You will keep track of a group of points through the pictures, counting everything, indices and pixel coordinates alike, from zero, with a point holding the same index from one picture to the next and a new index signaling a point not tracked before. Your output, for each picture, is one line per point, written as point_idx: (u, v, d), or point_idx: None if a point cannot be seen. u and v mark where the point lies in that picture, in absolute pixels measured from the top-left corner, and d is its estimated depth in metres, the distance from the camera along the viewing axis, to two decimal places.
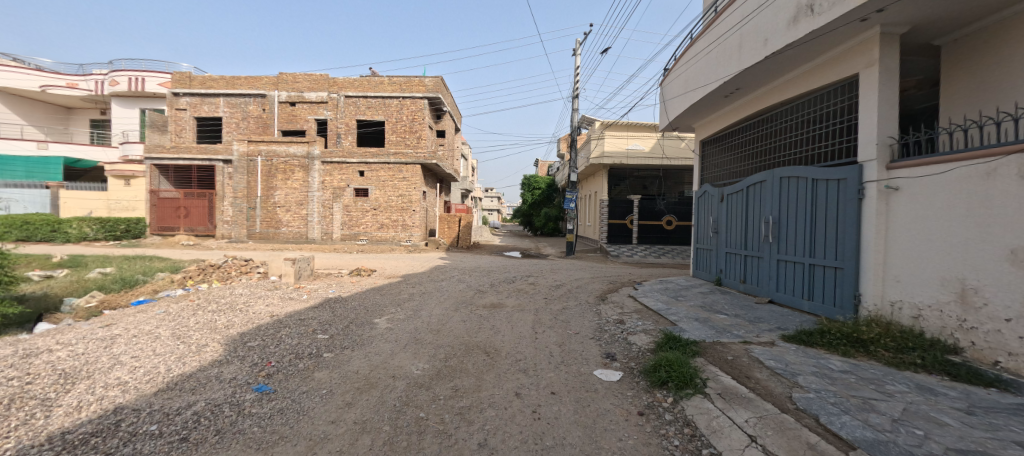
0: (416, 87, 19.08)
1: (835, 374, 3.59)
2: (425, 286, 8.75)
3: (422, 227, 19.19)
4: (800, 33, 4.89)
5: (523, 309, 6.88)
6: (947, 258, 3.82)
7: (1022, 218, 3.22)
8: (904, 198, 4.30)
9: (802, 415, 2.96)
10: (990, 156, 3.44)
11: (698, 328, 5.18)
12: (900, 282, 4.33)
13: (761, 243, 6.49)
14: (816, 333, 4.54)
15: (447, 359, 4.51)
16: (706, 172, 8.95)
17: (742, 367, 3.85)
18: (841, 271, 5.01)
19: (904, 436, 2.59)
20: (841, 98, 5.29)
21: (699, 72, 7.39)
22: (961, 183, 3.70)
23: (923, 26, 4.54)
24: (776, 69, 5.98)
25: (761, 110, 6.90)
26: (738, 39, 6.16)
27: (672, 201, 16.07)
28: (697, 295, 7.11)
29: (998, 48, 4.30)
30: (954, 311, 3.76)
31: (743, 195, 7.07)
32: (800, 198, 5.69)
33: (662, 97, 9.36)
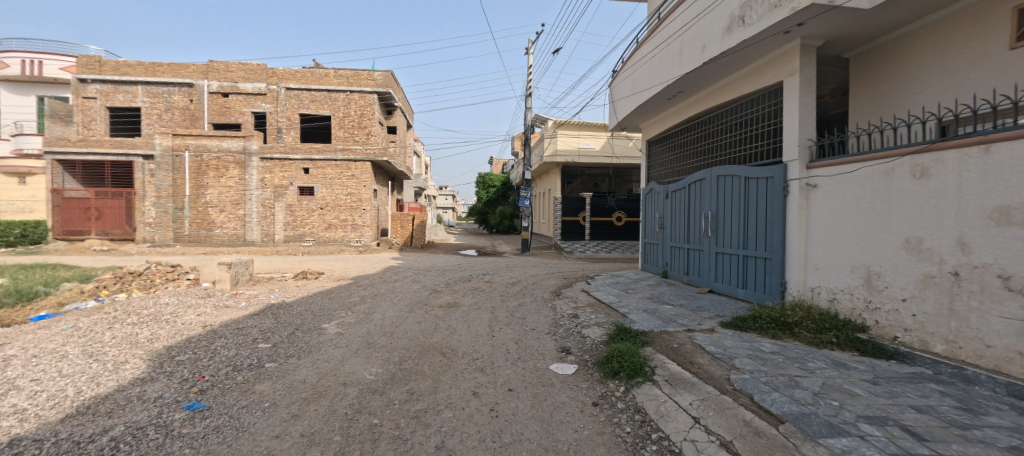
0: (364, 81, 18.35)
1: (766, 356, 3.93)
2: (378, 288, 8.42)
3: (374, 226, 18.48)
4: (733, 42, 5.26)
5: (480, 307, 6.85)
6: (857, 247, 4.31)
7: (915, 210, 3.70)
8: (821, 194, 4.78)
9: (739, 395, 3.21)
10: (889, 158, 3.94)
11: (646, 319, 5.45)
12: (818, 269, 4.82)
13: (701, 236, 6.95)
14: (749, 318, 4.93)
15: (402, 361, 4.38)
16: (652, 171, 9.42)
17: (686, 354, 4.11)
18: (769, 261, 5.49)
19: (822, 408, 2.89)
20: (769, 103, 5.77)
21: (645, 75, 7.74)
22: (866, 181, 4.19)
23: (835, 40, 5.08)
24: (713, 74, 6.41)
25: (700, 112, 7.36)
26: (679, 44, 6.52)
27: (621, 199, 16.78)
28: (646, 287, 7.47)
29: (897, 61, 4.91)
30: (861, 293, 4.27)
31: (685, 192, 7.52)
32: (735, 194, 6.15)
33: (611, 97, 9.70)
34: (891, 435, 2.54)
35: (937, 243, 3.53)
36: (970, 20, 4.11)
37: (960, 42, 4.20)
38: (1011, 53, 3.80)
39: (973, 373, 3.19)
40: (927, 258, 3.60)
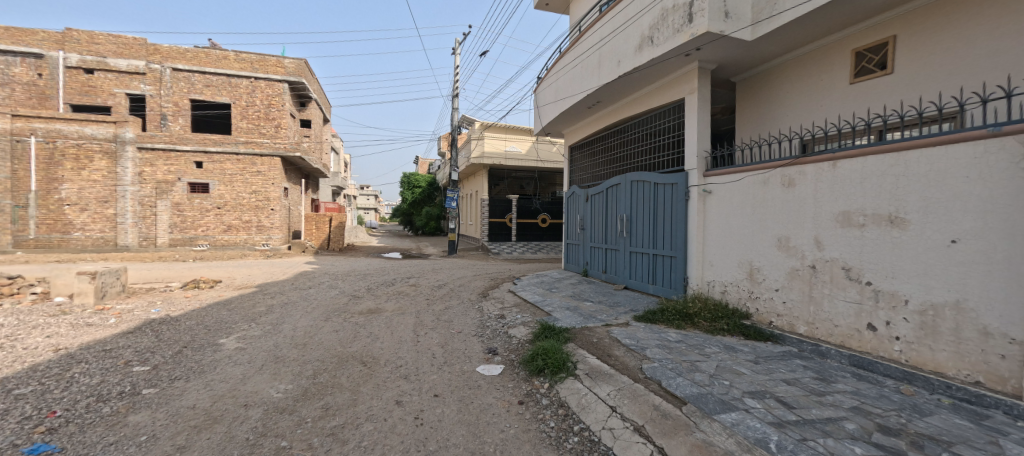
0: (273, 68, 16.63)
1: (672, 344, 4.35)
2: (288, 296, 7.65)
3: (284, 228, 16.80)
4: (644, 59, 5.74)
5: (404, 312, 6.59)
6: (742, 245, 4.98)
7: (785, 214, 4.38)
8: (715, 199, 5.42)
9: (650, 382, 3.49)
10: (766, 169, 4.61)
11: (569, 316, 5.70)
12: (713, 265, 5.47)
13: (617, 237, 7.48)
14: (658, 311, 5.40)
15: (316, 375, 4.02)
16: (574, 175, 9.91)
17: (604, 347, 4.37)
18: (674, 259, 6.08)
19: (716, 387, 3.28)
20: (673, 117, 6.41)
21: (567, 84, 8.12)
22: (749, 188, 4.86)
23: (725, 65, 5.82)
24: (627, 87, 6.93)
25: (616, 122, 7.92)
26: (598, 57, 6.94)
27: (545, 201, 17.45)
28: (568, 286, 7.82)
29: (770, 87, 5.78)
30: (746, 285, 4.93)
31: (603, 196, 8.04)
32: (646, 199, 6.71)
33: (536, 103, 10.00)
34: (768, 406, 2.97)
35: (801, 242, 4.21)
36: (822, 58, 5.01)
37: (816, 76, 5.09)
38: (851, 87, 4.69)
39: (826, 348, 3.88)
40: (794, 254, 4.29)
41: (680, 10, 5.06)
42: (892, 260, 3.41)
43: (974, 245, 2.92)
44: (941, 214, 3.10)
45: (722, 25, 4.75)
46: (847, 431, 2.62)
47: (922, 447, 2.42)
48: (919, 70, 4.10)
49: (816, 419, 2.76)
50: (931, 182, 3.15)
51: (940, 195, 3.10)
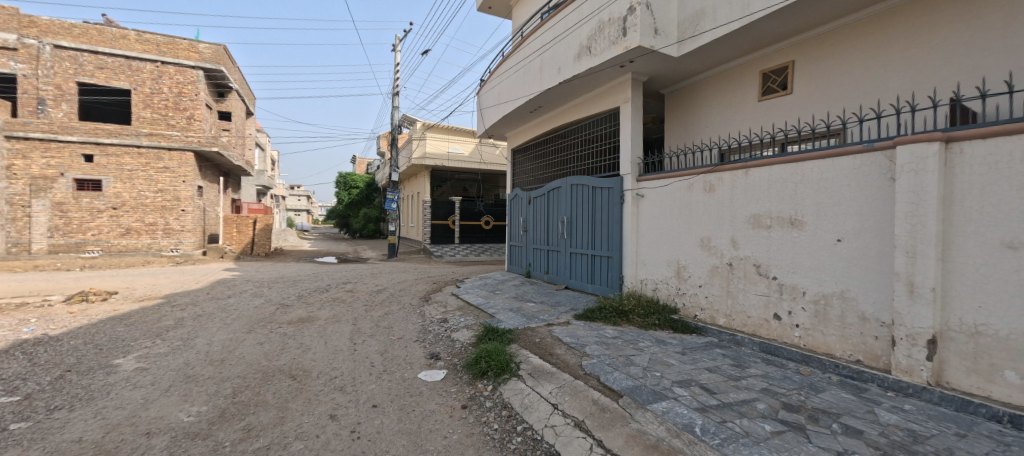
0: (184, 53, 14.90)
1: (610, 341, 4.56)
2: (203, 307, 6.86)
3: (198, 231, 15.04)
4: (582, 68, 5.98)
5: (339, 320, 6.21)
6: (671, 246, 5.36)
7: (707, 217, 4.80)
8: (647, 202, 5.78)
9: (589, 378, 3.63)
10: (691, 175, 5.01)
11: (512, 317, 5.75)
12: (645, 265, 5.82)
13: (558, 239, 7.69)
14: (596, 309, 5.63)
15: (236, 393, 3.64)
16: (516, 177, 10.04)
17: (546, 347, 4.46)
18: (610, 259, 6.39)
19: (649, 379, 3.49)
20: (609, 124, 6.74)
21: (510, 88, 8.21)
22: (677, 193, 5.25)
23: (655, 78, 6.25)
24: (567, 94, 7.18)
25: (557, 127, 8.15)
26: (540, 63, 7.11)
27: (488, 203, 17.49)
28: (511, 287, 7.90)
29: (692, 101, 6.32)
30: (674, 282, 5.32)
31: (544, 198, 8.23)
32: (585, 202, 6.98)
33: (479, 105, 9.99)
34: (694, 393, 3.22)
35: (720, 242, 4.63)
36: (736, 77, 5.57)
37: (731, 92, 5.66)
38: (760, 104, 5.28)
39: (741, 337, 4.30)
40: (714, 253, 4.71)
41: (615, 24, 5.35)
42: (794, 257, 3.88)
43: (855, 244, 3.42)
44: (830, 217, 3.59)
45: (652, 40, 5.10)
46: (759, 410, 2.93)
47: (818, 420, 2.77)
48: (813, 93, 4.73)
49: (734, 402, 3.05)
50: (823, 190, 3.64)
51: (830, 201, 3.59)
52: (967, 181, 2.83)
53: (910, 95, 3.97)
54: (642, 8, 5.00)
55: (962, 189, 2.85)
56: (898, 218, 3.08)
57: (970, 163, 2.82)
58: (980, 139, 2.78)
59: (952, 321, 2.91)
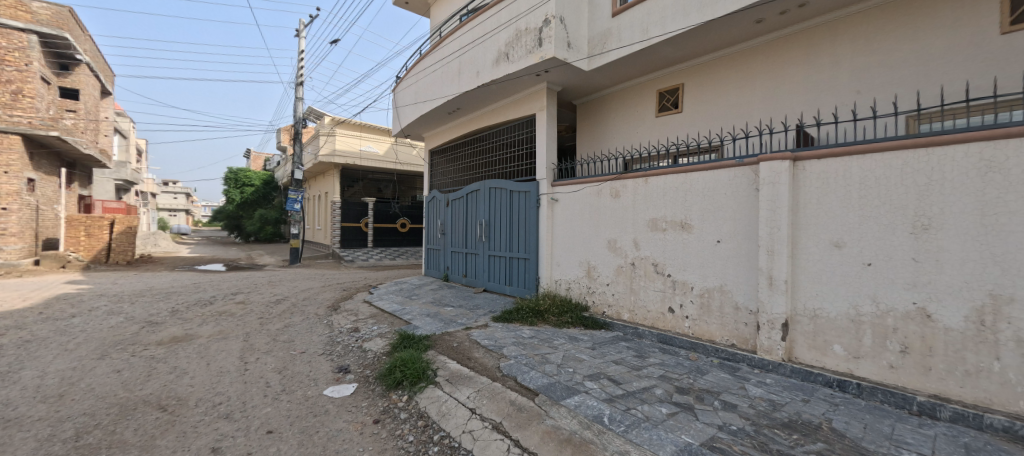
0: (10, 12, 11.87)
1: (527, 340, 4.68)
2: (31, 331, 5.44)
3: (28, 236, 11.94)
4: (500, 73, 6.07)
5: (227, 336, 5.41)
6: (582, 247, 5.69)
7: (613, 220, 5.18)
8: (561, 206, 6.05)
9: (506, 379, 3.66)
10: (599, 182, 5.37)
11: (429, 323, 5.58)
12: (559, 266, 6.10)
13: (477, 242, 7.70)
14: (513, 310, 5.74)
15: (80, 436, 2.94)
16: (434, 179, 9.81)
17: (464, 351, 4.40)
18: (527, 261, 6.56)
19: (563, 375, 3.65)
20: (526, 130, 6.94)
21: (427, 87, 8.00)
22: (587, 198, 5.58)
23: (568, 89, 6.60)
24: (485, 98, 7.22)
25: (475, 130, 8.15)
26: (458, 65, 7.05)
27: (405, 205, 16.83)
28: (429, 292, 7.68)
29: (601, 113, 6.78)
30: (585, 281, 5.65)
31: (463, 201, 8.17)
32: (503, 205, 7.08)
33: (395, 103, 9.58)
34: (603, 385, 3.45)
35: (625, 243, 5.04)
36: (638, 94, 6.13)
37: (634, 107, 6.20)
38: (657, 120, 5.88)
39: (642, 330, 4.72)
40: (620, 254, 5.11)
41: (532, 34, 5.54)
42: (684, 257, 4.38)
43: (730, 244, 3.99)
44: (712, 221, 4.13)
45: (565, 53, 5.38)
46: (657, 395, 3.24)
47: (703, 399, 3.15)
48: (698, 113, 5.40)
49: (636, 390, 3.33)
50: (706, 197, 4.18)
51: (712, 207, 4.13)
52: (808, 192, 3.48)
53: (769, 120, 4.77)
54: (556, 21, 5.26)
55: (806, 199, 3.48)
56: (761, 222, 3.66)
57: (811, 178, 3.47)
58: (817, 158, 3.43)
59: (798, 307, 3.55)
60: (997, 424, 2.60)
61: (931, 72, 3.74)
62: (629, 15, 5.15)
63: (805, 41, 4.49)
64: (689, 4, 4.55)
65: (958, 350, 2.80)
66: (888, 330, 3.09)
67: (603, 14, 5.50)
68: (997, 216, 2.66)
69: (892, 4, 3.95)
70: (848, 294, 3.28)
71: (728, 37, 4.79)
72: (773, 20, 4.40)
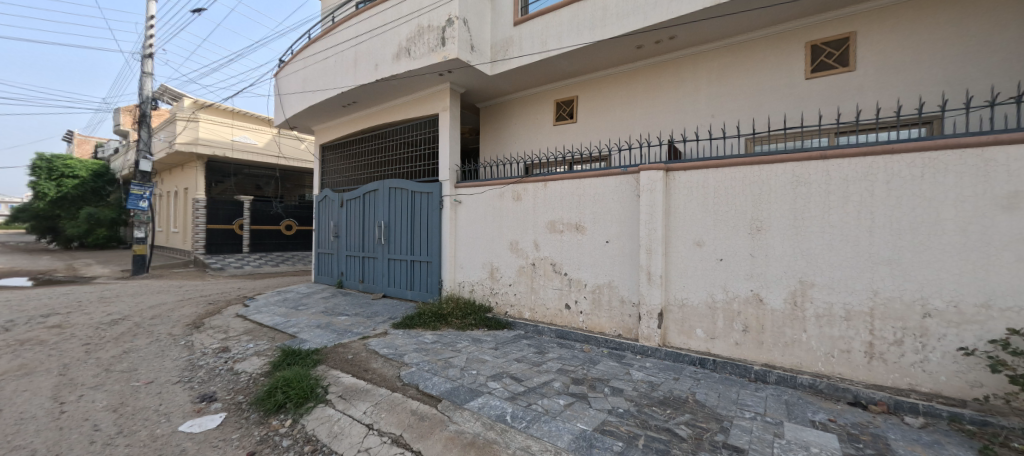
0: None
1: (429, 346, 4.54)
2: None
3: None
4: (401, 69, 5.81)
5: (32, 372, 4.16)
6: (485, 249, 5.73)
7: (515, 223, 5.34)
8: (464, 209, 6.01)
9: (407, 388, 3.48)
10: (502, 185, 5.47)
11: (319, 335, 5.05)
12: (463, 268, 6.05)
13: (375, 245, 7.26)
14: (415, 316, 5.51)
15: None
16: (326, 177, 8.96)
17: (360, 362, 4.08)
18: (430, 264, 6.37)
19: (466, 378, 3.62)
20: (428, 129, 6.76)
21: (317, 76, 7.26)
22: (491, 200, 5.64)
23: (471, 92, 6.60)
24: (384, 94, 6.82)
25: (373, 127, 7.66)
26: (354, 55, 6.56)
27: (290, 205, 15.03)
28: (319, 301, 6.97)
29: (503, 118, 6.92)
30: (489, 282, 5.71)
31: (360, 201, 7.62)
32: (404, 206, 6.79)
33: (278, 90, 8.50)
34: (505, 384, 3.51)
35: (526, 244, 5.23)
36: (538, 102, 6.43)
37: (534, 114, 6.49)
38: (555, 128, 6.23)
39: (542, 327, 4.95)
40: (521, 255, 5.29)
41: (434, 32, 5.42)
42: (579, 256, 4.72)
43: (617, 244, 4.41)
44: (602, 223, 4.52)
45: (468, 55, 5.39)
46: (555, 388, 3.41)
47: (595, 387, 3.42)
48: (591, 124, 5.89)
49: (537, 386, 3.46)
50: (596, 202, 4.57)
51: (601, 210, 4.53)
52: (678, 198, 4.02)
53: (648, 134, 5.39)
54: (459, 22, 5.23)
55: (676, 205, 4.03)
56: (641, 224, 4.13)
57: (679, 186, 4.02)
58: (684, 169, 3.99)
59: (670, 298, 4.08)
60: (805, 382, 3.32)
61: (762, 103, 4.63)
62: (530, 26, 5.38)
63: (675, 68, 5.20)
64: (582, 24, 4.93)
65: (780, 326, 3.52)
66: (734, 313, 3.74)
67: (506, 22, 5.65)
68: (803, 219, 3.41)
69: (736, 45, 4.80)
70: (706, 285, 3.88)
71: (615, 57, 5.29)
72: (651, 47, 5.00)
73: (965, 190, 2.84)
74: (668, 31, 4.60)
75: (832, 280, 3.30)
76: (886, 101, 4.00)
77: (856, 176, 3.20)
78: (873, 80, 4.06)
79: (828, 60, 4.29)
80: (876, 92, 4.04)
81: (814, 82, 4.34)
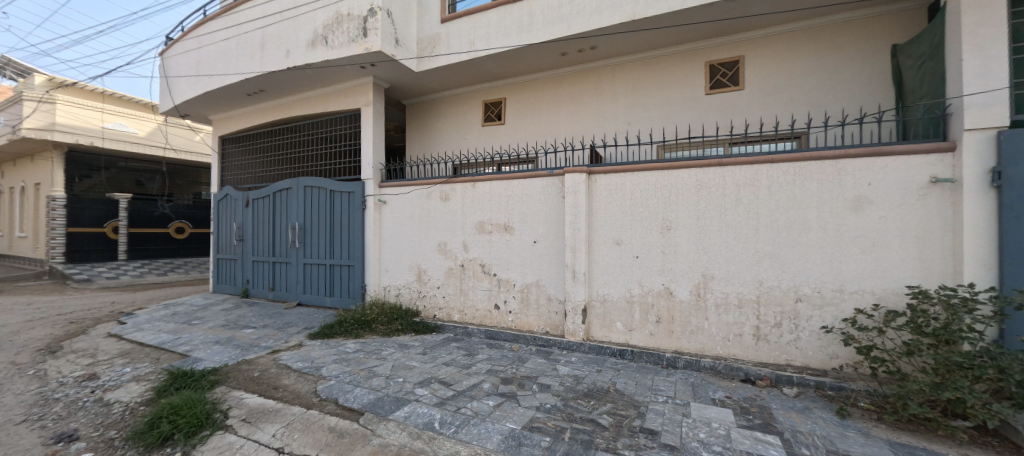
0: None
1: (350, 356, 4.24)
2: None
3: None
4: (317, 58, 5.36)
5: None
6: (412, 251, 5.53)
7: (444, 224, 5.23)
8: (389, 209, 5.73)
9: (325, 404, 3.22)
10: (429, 184, 5.32)
11: (218, 352, 4.45)
12: (388, 271, 5.76)
13: (288, 248, 6.63)
14: (335, 324, 5.12)
15: None
16: (228, 173, 7.97)
17: (269, 380, 3.68)
18: (351, 268, 5.97)
19: (391, 387, 3.45)
20: (349, 125, 6.34)
21: (215, 58, 6.40)
22: (418, 200, 5.44)
23: (397, 88, 6.32)
24: (297, 84, 6.24)
25: (285, 119, 6.99)
26: (261, 38, 5.91)
27: (178, 204, 13.25)
28: (219, 313, 6.16)
29: (431, 116, 6.74)
30: (416, 286, 5.51)
31: (269, 200, 6.90)
32: (321, 206, 6.29)
33: (165, 71, 7.34)
34: (434, 389, 3.41)
35: (454, 246, 5.15)
36: (466, 102, 6.37)
37: (462, 114, 6.41)
38: (484, 129, 6.23)
39: (471, 328, 4.91)
40: (449, 256, 5.19)
41: (354, 21, 5.10)
42: (508, 256, 4.76)
43: (544, 244, 4.53)
44: (530, 223, 4.61)
45: (392, 48, 5.15)
46: (485, 390, 3.40)
47: (524, 386, 3.47)
48: (519, 126, 5.98)
49: (466, 389, 3.41)
50: (525, 203, 4.64)
51: (529, 211, 4.62)
52: (599, 200, 4.25)
53: (572, 138, 5.63)
54: (382, 13, 4.97)
55: (599, 206, 4.25)
56: (567, 224, 4.29)
57: (600, 188, 4.26)
58: (605, 173, 4.22)
59: (594, 294, 4.29)
60: (707, 365, 3.71)
61: (670, 114, 5.09)
62: (458, 24, 5.31)
63: (595, 77, 5.50)
64: (509, 27, 4.98)
65: (687, 316, 3.89)
66: (649, 306, 4.05)
67: (433, 18, 5.50)
68: (705, 219, 3.81)
69: (648, 60, 5.21)
70: (625, 281, 4.15)
71: (541, 62, 5.44)
72: (574, 55, 5.23)
73: (825, 194, 3.39)
74: (590, 41, 4.84)
75: (728, 273, 3.73)
76: (768, 118, 4.62)
77: (746, 182, 3.66)
78: (758, 99, 4.67)
79: (724, 79, 4.84)
80: (759, 109, 4.66)
81: (712, 98, 4.88)
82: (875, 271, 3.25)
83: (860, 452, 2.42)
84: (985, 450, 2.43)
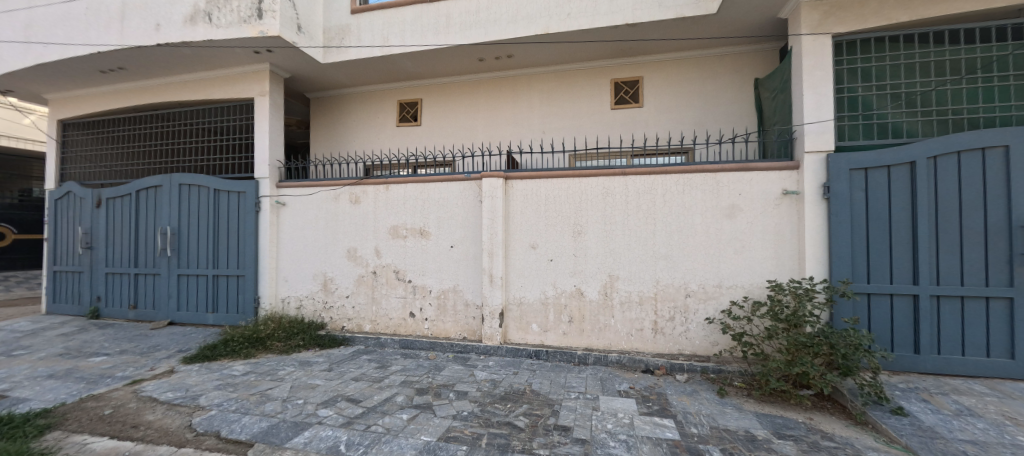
0: None
1: (237, 380, 3.71)
2: None
3: None
4: (197, 36, 4.64)
5: None
6: (316, 257, 5.06)
7: (353, 228, 4.88)
8: (289, 211, 5.17)
9: (203, 439, 2.75)
10: (337, 186, 4.92)
11: (51, 389, 3.56)
12: (287, 281, 5.19)
13: (156, 258, 5.62)
14: (218, 344, 4.45)
15: None
16: (71, 165, 6.48)
17: (127, 417, 3.05)
18: (241, 279, 5.25)
19: (289, 411, 3.09)
20: (240, 116, 5.61)
21: (53, 23, 5.16)
22: (324, 202, 5.00)
23: (299, 79, 5.75)
24: (171, 65, 5.34)
25: (155, 105, 5.94)
26: (121, 6, 4.93)
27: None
28: (56, 340, 4.95)
29: (340, 112, 6.26)
30: (321, 296, 5.04)
31: (131, 200, 5.78)
32: (202, 207, 5.45)
33: None
34: (339, 409, 3.13)
35: (365, 252, 4.83)
36: (380, 100, 6.06)
37: (376, 113, 6.08)
38: (398, 129, 5.98)
39: (384, 339, 4.64)
40: (360, 263, 4.86)
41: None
42: (423, 262, 4.61)
43: (460, 249, 4.48)
44: (447, 228, 4.53)
45: (293, 35, 4.69)
46: (398, 403, 3.22)
47: (440, 395, 3.37)
48: (436, 128, 5.86)
49: (377, 404, 3.20)
50: (441, 208, 4.55)
51: (446, 216, 4.53)
52: (516, 205, 4.34)
53: (489, 143, 5.68)
54: None
55: (517, 211, 4.34)
56: (483, 229, 4.30)
57: (517, 193, 4.35)
58: (521, 178, 4.33)
59: (510, 297, 4.35)
60: (614, 359, 3.98)
61: (581, 125, 5.41)
62: (369, 17, 5.03)
63: (512, 85, 5.63)
64: (425, 26, 4.85)
65: (596, 314, 4.15)
66: (562, 306, 4.23)
67: (341, 8, 5.13)
68: (610, 224, 4.10)
69: (561, 73, 5.49)
70: (540, 283, 4.28)
71: (458, 66, 5.40)
72: (491, 61, 5.29)
73: (707, 202, 3.89)
74: (506, 49, 4.92)
75: (631, 274, 4.06)
76: (662, 133, 5.17)
77: (644, 190, 4.03)
78: (654, 117, 5.20)
79: (626, 96, 5.29)
80: (655, 125, 5.19)
81: (616, 112, 5.31)
82: (744, 269, 3.81)
83: (735, 425, 2.79)
84: (823, 412, 2.98)
